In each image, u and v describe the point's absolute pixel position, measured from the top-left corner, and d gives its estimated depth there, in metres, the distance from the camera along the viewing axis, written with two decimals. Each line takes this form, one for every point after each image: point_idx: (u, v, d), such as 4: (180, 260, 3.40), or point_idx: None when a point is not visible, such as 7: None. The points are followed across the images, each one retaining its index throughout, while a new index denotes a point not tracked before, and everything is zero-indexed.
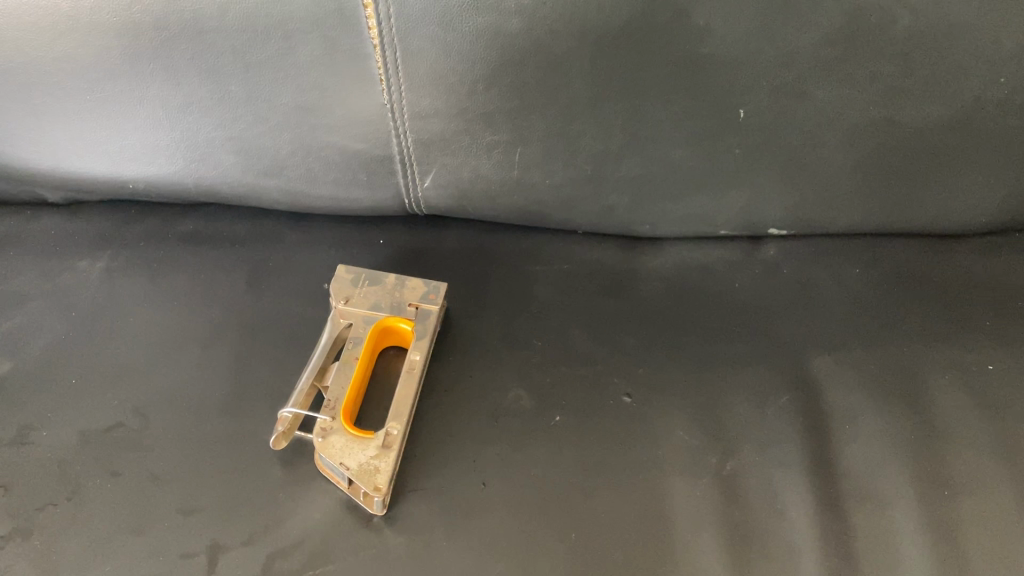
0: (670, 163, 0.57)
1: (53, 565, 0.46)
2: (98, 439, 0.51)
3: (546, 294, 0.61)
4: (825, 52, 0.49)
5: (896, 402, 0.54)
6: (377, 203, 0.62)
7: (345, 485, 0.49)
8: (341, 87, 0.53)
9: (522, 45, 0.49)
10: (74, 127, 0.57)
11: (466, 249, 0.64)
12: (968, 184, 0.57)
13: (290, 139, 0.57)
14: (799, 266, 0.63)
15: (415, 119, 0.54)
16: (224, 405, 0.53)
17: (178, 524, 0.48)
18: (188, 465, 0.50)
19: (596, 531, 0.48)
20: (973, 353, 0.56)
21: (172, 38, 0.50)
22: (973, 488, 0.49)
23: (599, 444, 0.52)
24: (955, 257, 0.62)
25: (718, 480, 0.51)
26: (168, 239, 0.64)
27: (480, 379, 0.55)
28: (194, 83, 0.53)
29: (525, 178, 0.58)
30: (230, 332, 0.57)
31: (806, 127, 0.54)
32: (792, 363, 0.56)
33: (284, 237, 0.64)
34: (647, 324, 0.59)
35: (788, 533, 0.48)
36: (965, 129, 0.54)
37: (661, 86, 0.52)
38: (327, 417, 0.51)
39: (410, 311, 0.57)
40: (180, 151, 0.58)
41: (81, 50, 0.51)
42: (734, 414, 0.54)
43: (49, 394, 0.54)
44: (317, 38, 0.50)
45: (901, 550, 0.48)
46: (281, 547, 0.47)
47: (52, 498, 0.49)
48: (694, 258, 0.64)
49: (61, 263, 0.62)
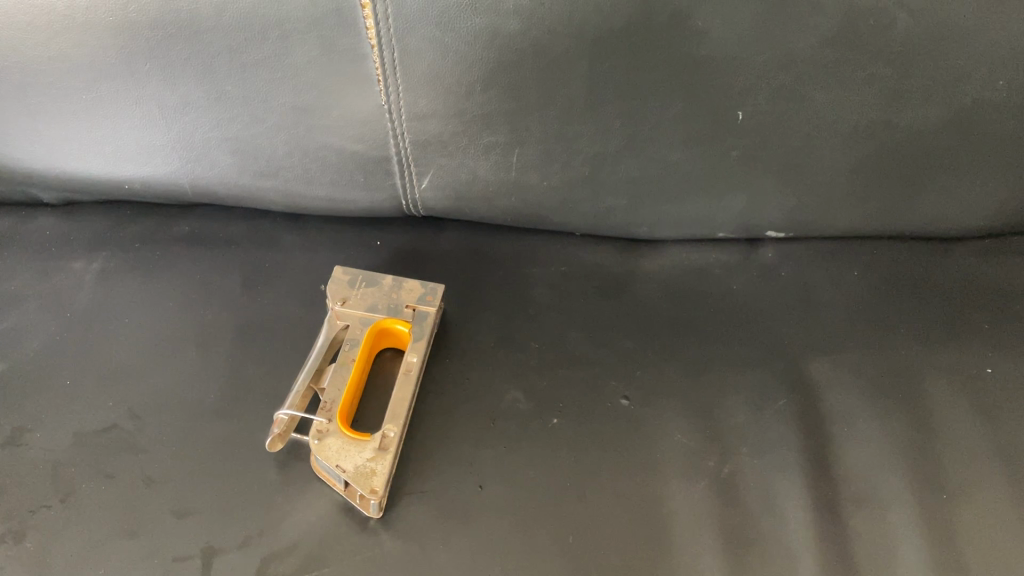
0: (669, 165, 0.57)
1: (47, 568, 0.46)
2: (94, 441, 0.51)
3: (543, 296, 0.60)
4: (823, 54, 0.49)
5: (893, 405, 0.53)
6: (374, 204, 0.62)
7: (341, 488, 0.49)
8: (339, 87, 0.52)
9: (520, 46, 0.49)
10: (69, 126, 0.57)
11: (463, 250, 0.64)
12: (965, 187, 0.57)
13: (287, 140, 0.56)
14: (796, 268, 0.63)
15: (413, 120, 0.54)
16: (219, 407, 0.53)
17: (172, 527, 0.47)
18: (183, 467, 0.50)
19: (594, 534, 0.48)
20: (970, 356, 0.56)
21: (169, 38, 0.50)
22: (971, 491, 0.49)
23: (597, 447, 0.52)
24: (951, 261, 0.62)
25: (715, 483, 0.50)
26: (164, 240, 0.63)
27: (477, 381, 0.55)
28: (191, 83, 0.53)
29: (523, 179, 0.58)
30: (227, 333, 0.57)
31: (804, 130, 0.54)
32: (789, 366, 0.56)
33: (280, 238, 0.64)
34: (644, 327, 0.59)
35: (786, 536, 0.48)
36: (962, 132, 0.54)
37: (659, 88, 0.51)
38: (323, 420, 0.51)
39: (407, 313, 0.57)
40: (177, 151, 0.58)
41: (77, 49, 0.51)
42: (732, 417, 0.53)
43: (43, 395, 0.53)
44: (314, 39, 0.49)
45: (899, 553, 0.47)
46: (277, 550, 0.47)
47: (45, 501, 0.48)
48: (692, 260, 0.64)
49: (57, 264, 0.61)
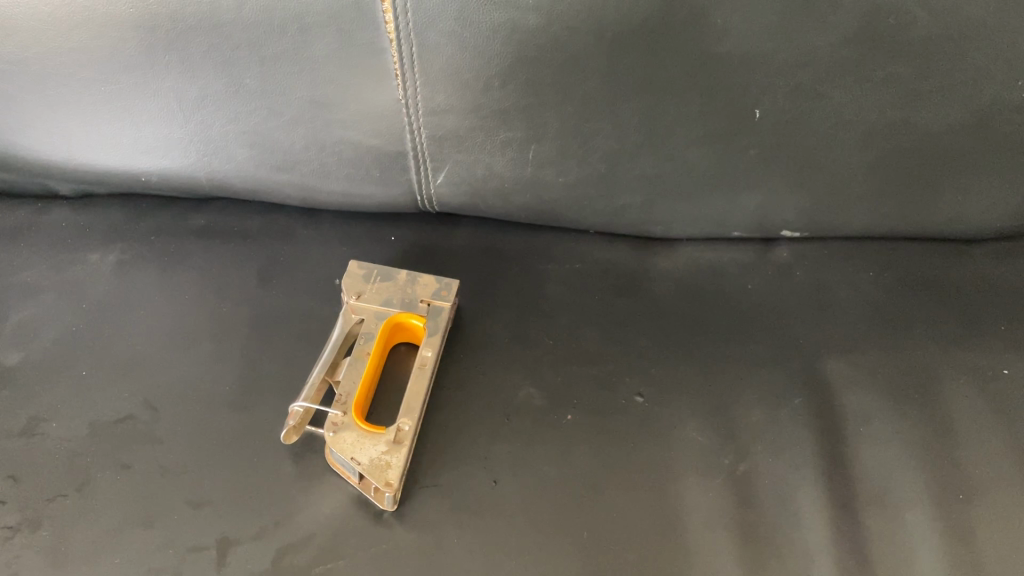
0: (684, 162, 0.57)
1: (62, 557, 0.46)
2: (109, 432, 0.51)
3: (557, 293, 0.60)
4: (842, 53, 0.49)
5: (909, 406, 0.53)
6: (389, 199, 0.62)
7: (356, 480, 0.49)
8: (356, 82, 0.53)
9: (538, 42, 0.49)
10: (86, 117, 0.57)
11: (476, 246, 0.64)
12: (982, 188, 0.57)
13: (303, 134, 0.57)
14: (811, 268, 0.62)
15: (430, 116, 0.54)
16: (233, 399, 0.53)
17: (187, 518, 0.48)
18: (197, 459, 0.50)
19: (609, 531, 0.48)
20: (988, 358, 0.55)
21: (189, 31, 0.50)
22: (990, 492, 0.49)
23: (611, 444, 0.52)
24: (968, 262, 0.61)
25: (730, 481, 0.50)
26: (178, 233, 0.64)
27: (491, 377, 0.55)
28: (209, 76, 0.53)
29: (538, 176, 0.58)
30: (241, 326, 0.57)
31: (821, 129, 0.54)
32: (805, 366, 0.56)
33: (295, 232, 0.64)
34: (658, 324, 0.58)
35: (802, 535, 0.48)
36: (980, 132, 0.53)
37: (676, 85, 0.51)
38: (338, 412, 0.51)
39: (422, 307, 0.57)
40: (193, 144, 0.58)
41: (96, 40, 0.51)
42: (746, 416, 0.53)
43: (59, 385, 0.53)
44: (334, 33, 0.50)
45: (915, 554, 0.47)
46: (292, 542, 0.47)
47: (62, 490, 0.48)
48: (706, 259, 0.63)
49: (73, 255, 0.62)
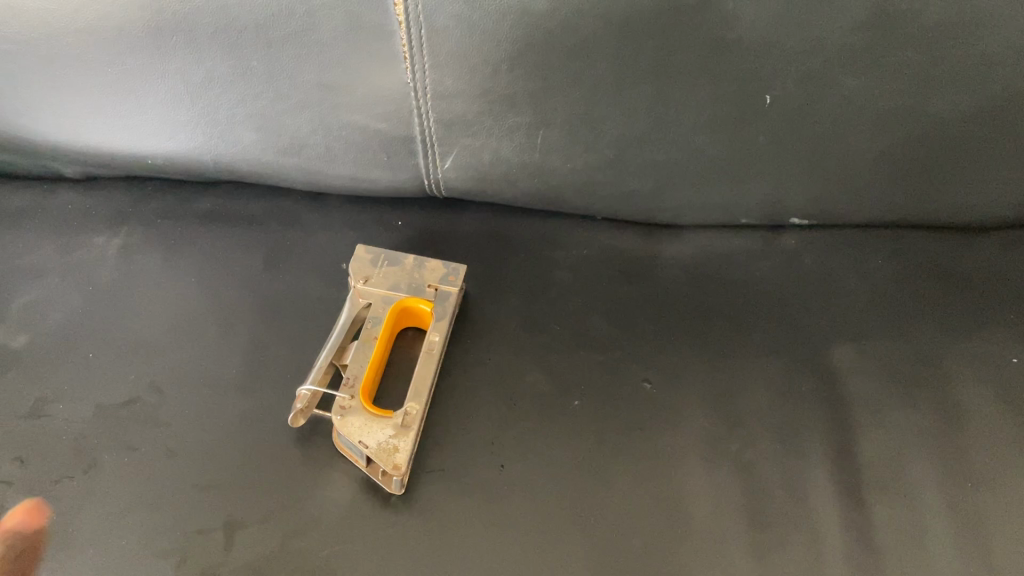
0: (694, 148, 0.56)
1: (68, 538, 0.46)
2: (116, 414, 0.51)
3: (564, 279, 0.60)
4: (854, 39, 0.48)
5: (916, 394, 0.53)
6: (396, 183, 0.61)
7: (363, 464, 0.49)
8: (364, 65, 0.52)
9: (548, 26, 0.48)
10: (91, 98, 0.56)
11: (483, 231, 0.63)
12: (992, 176, 0.57)
13: (310, 117, 0.56)
14: (819, 255, 0.62)
15: (438, 100, 0.54)
16: (240, 382, 0.53)
17: (194, 500, 0.48)
18: (204, 442, 0.50)
19: (615, 516, 0.48)
20: (994, 346, 0.55)
21: (195, 12, 0.49)
22: (996, 481, 0.49)
23: (617, 430, 0.52)
24: (976, 251, 0.61)
25: (737, 467, 0.50)
26: (183, 217, 0.63)
27: (498, 361, 0.55)
28: (217, 57, 0.52)
29: (546, 161, 0.58)
30: (247, 310, 0.57)
31: (831, 115, 0.53)
32: (813, 353, 0.56)
33: (301, 216, 0.64)
34: (664, 311, 0.58)
35: (808, 521, 0.48)
36: (991, 121, 0.53)
37: (686, 70, 0.51)
38: (346, 396, 0.51)
39: (430, 292, 0.57)
40: (200, 127, 0.58)
41: (103, 21, 0.51)
42: (753, 402, 0.53)
43: (65, 368, 0.53)
44: (342, 15, 0.49)
45: (922, 542, 0.47)
46: (299, 524, 0.47)
47: (70, 471, 0.48)
48: (713, 246, 0.63)
49: (78, 238, 0.61)
